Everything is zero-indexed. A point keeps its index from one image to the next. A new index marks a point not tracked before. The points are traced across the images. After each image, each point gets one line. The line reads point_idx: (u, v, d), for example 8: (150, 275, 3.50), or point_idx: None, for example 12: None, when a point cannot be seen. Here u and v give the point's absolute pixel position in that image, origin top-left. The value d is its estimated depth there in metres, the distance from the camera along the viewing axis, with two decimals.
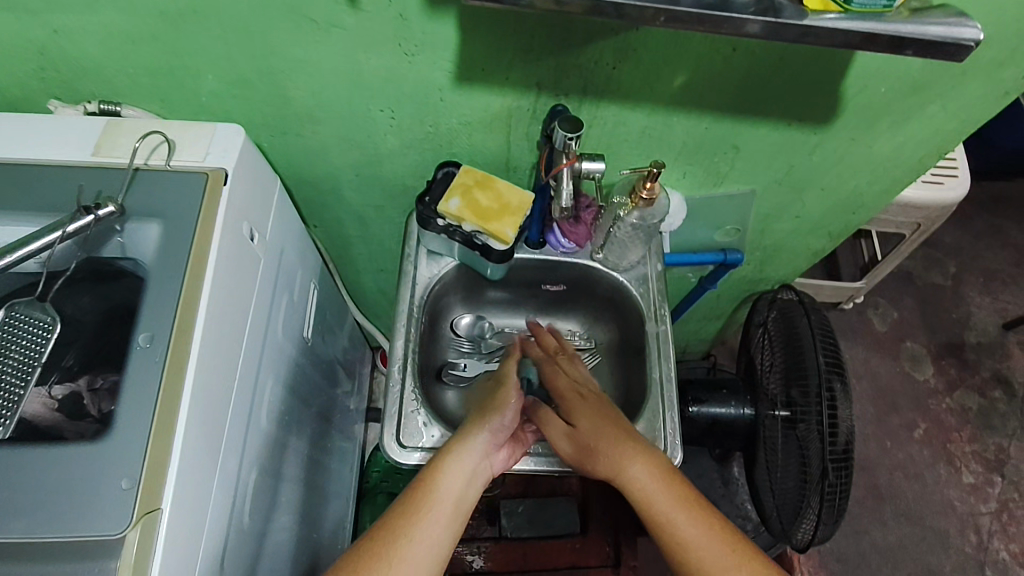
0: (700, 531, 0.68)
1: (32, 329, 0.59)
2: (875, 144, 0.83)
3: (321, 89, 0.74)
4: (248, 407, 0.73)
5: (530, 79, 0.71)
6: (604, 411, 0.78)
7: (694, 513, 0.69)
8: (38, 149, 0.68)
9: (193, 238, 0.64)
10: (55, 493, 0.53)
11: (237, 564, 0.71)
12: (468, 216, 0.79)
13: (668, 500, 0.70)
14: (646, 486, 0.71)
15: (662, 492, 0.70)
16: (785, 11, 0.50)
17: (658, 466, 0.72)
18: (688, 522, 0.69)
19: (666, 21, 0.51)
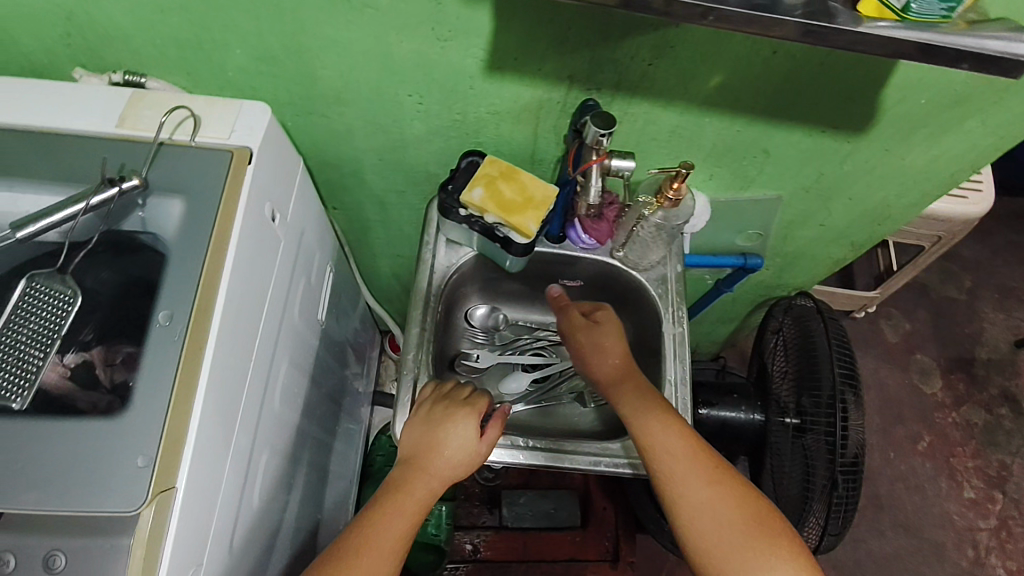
0: (684, 451, 0.73)
1: (53, 301, 0.58)
2: (908, 155, 0.81)
3: (349, 70, 0.72)
4: (263, 388, 0.73)
5: (563, 72, 0.70)
6: (616, 345, 0.84)
7: (682, 437, 0.74)
8: (62, 117, 0.67)
9: (215, 216, 0.63)
10: (71, 469, 0.53)
11: (244, 542, 0.71)
12: (492, 208, 0.78)
13: (659, 425, 0.75)
14: (637, 415, 0.77)
15: (654, 418, 0.76)
16: (838, 17, 0.49)
17: (650, 397, 0.79)
18: (677, 444, 0.74)
19: (713, 20, 0.49)
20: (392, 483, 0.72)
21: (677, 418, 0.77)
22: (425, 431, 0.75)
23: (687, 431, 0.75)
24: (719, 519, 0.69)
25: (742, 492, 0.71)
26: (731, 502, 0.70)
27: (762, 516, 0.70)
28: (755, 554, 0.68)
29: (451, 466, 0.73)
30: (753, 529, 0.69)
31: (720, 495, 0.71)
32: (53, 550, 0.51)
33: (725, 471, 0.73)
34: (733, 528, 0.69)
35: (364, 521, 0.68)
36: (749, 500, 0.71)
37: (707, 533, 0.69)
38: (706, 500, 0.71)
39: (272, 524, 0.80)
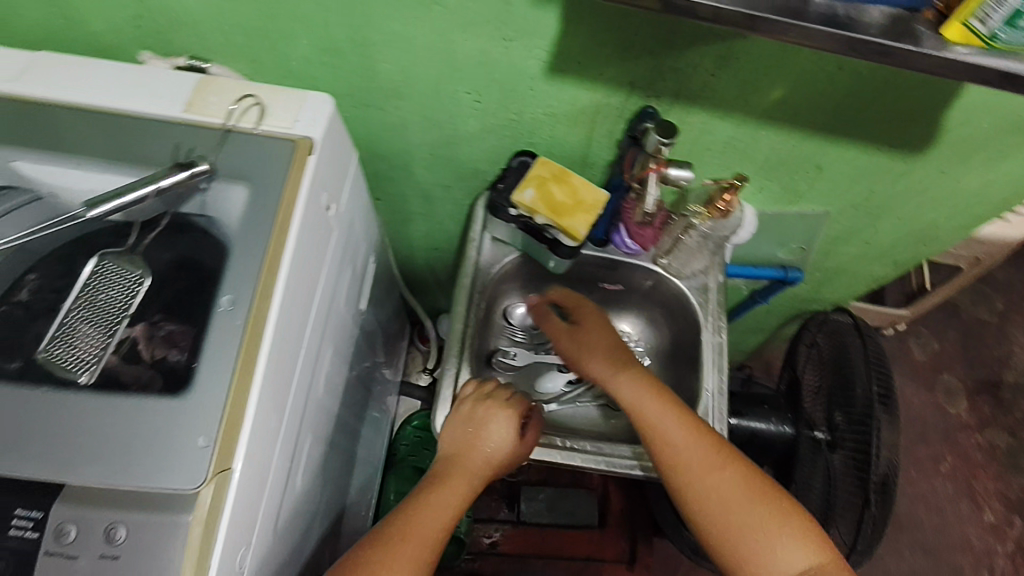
0: (685, 434, 0.73)
1: (122, 281, 0.62)
2: (963, 177, 0.80)
3: (410, 66, 0.73)
4: (310, 376, 0.74)
5: (624, 78, 0.70)
6: (608, 338, 0.86)
7: (682, 421, 0.74)
8: (130, 99, 0.68)
9: (278, 204, 0.64)
10: (133, 443, 0.55)
11: (286, 525, 0.72)
12: (542, 208, 0.79)
13: (658, 412, 0.75)
14: (636, 402, 0.77)
15: (653, 406, 0.76)
16: (924, 41, 0.48)
17: (646, 380, 0.79)
18: (677, 430, 0.74)
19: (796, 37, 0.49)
20: (434, 478, 0.74)
21: (677, 403, 0.77)
22: (463, 425, 0.78)
23: (686, 416, 0.75)
24: (725, 502, 0.69)
25: (744, 470, 0.71)
26: (738, 485, 0.70)
27: (766, 495, 0.70)
28: (766, 533, 0.68)
29: (491, 460, 0.76)
30: (761, 508, 0.69)
31: (723, 478, 0.71)
32: (114, 523, 0.53)
33: (727, 451, 0.73)
34: (739, 509, 0.69)
35: (401, 512, 0.70)
36: (752, 478, 0.71)
37: (715, 515, 0.69)
38: (711, 483, 0.70)
39: (309, 509, 0.81)
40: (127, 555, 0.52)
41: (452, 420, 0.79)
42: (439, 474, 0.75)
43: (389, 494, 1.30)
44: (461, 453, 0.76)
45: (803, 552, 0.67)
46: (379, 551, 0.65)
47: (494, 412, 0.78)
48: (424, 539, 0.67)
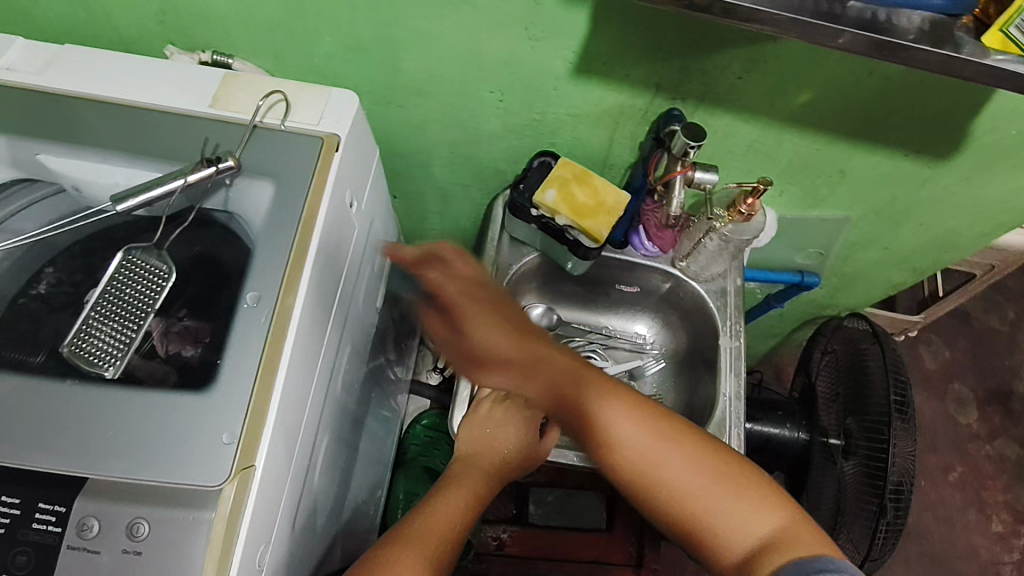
0: (622, 414, 0.65)
1: (148, 277, 0.61)
2: (986, 185, 0.80)
3: (435, 64, 0.73)
4: (329, 373, 0.74)
5: (651, 79, 0.70)
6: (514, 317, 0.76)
7: (615, 399, 0.66)
8: (156, 94, 0.68)
9: (304, 201, 0.63)
10: (157, 439, 0.54)
11: (303, 523, 0.72)
12: (564, 209, 0.79)
13: (589, 396, 0.67)
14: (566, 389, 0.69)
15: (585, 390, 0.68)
16: (965, 47, 0.48)
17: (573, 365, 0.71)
18: (612, 412, 0.65)
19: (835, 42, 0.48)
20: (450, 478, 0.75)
21: (612, 382, 0.69)
22: (482, 424, 0.80)
23: (610, 393, 0.67)
24: (670, 485, 0.62)
25: (689, 442, 0.63)
26: (692, 462, 0.62)
27: (715, 467, 0.62)
28: (721, 510, 0.60)
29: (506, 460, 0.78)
30: (711, 483, 0.61)
31: (666, 458, 0.62)
32: (138, 518, 0.53)
33: (666, 424, 0.65)
34: (683, 489, 0.61)
35: (418, 512, 0.70)
36: (696, 450, 0.63)
37: (663, 499, 0.62)
38: (653, 464, 0.62)
39: (324, 507, 0.81)
40: (150, 551, 0.52)
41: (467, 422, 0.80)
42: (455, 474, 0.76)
43: (397, 492, 1.31)
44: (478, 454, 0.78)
45: (766, 520, 0.59)
46: (393, 547, 0.65)
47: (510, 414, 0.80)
48: (438, 538, 0.67)
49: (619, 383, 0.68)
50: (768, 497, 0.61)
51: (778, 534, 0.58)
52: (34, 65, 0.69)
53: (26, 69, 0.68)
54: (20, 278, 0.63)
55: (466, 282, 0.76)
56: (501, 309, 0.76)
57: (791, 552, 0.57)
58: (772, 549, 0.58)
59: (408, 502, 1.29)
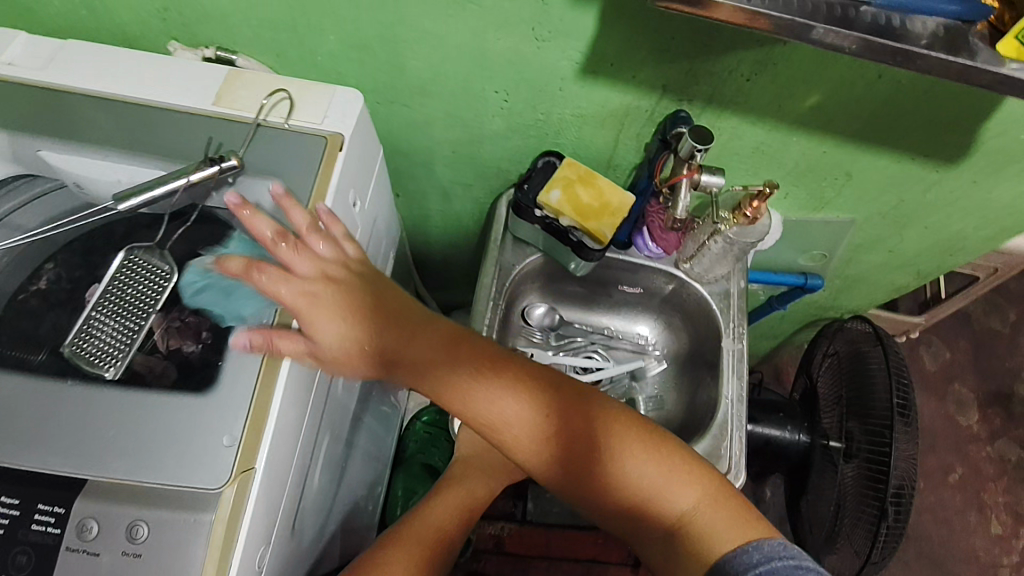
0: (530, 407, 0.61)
1: (149, 277, 0.60)
2: (993, 189, 0.79)
3: (439, 63, 0.72)
4: (330, 373, 0.73)
5: (657, 81, 0.69)
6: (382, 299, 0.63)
7: (521, 386, 0.62)
8: (158, 92, 0.67)
9: (307, 201, 0.63)
10: (158, 442, 0.54)
11: (303, 523, 0.72)
12: (568, 210, 0.78)
13: (489, 393, 0.62)
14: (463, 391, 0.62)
15: (483, 388, 0.62)
16: (979, 55, 0.48)
17: (469, 358, 0.63)
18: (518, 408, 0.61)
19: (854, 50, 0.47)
20: (445, 483, 0.76)
21: (512, 372, 0.63)
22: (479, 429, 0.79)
23: (525, 383, 0.62)
24: (590, 472, 0.61)
25: (605, 426, 0.62)
26: (612, 443, 0.61)
27: (631, 452, 0.61)
28: (644, 493, 0.60)
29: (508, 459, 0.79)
30: (629, 469, 0.60)
31: (584, 446, 0.61)
32: (136, 520, 0.52)
33: (579, 410, 0.62)
34: (599, 473, 0.60)
35: (415, 515, 0.71)
36: (614, 432, 0.62)
37: (583, 485, 0.61)
38: (569, 452, 0.61)
39: (324, 507, 0.81)
40: (149, 554, 0.52)
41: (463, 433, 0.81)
42: (450, 478, 0.77)
43: (396, 489, 1.32)
44: (474, 462, 0.79)
45: (685, 493, 0.60)
46: (387, 548, 0.66)
47: None
48: (432, 541, 0.68)
49: (528, 362, 0.64)
50: (687, 468, 0.61)
51: (696, 509, 0.59)
52: (37, 61, 0.68)
53: (28, 65, 0.68)
54: (21, 275, 0.63)
55: (310, 265, 0.60)
56: (357, 297, 0.62)
57: (706, 527, 0.57)
58: (690, 524, 0.58)
59: (407, 498, 1.29)
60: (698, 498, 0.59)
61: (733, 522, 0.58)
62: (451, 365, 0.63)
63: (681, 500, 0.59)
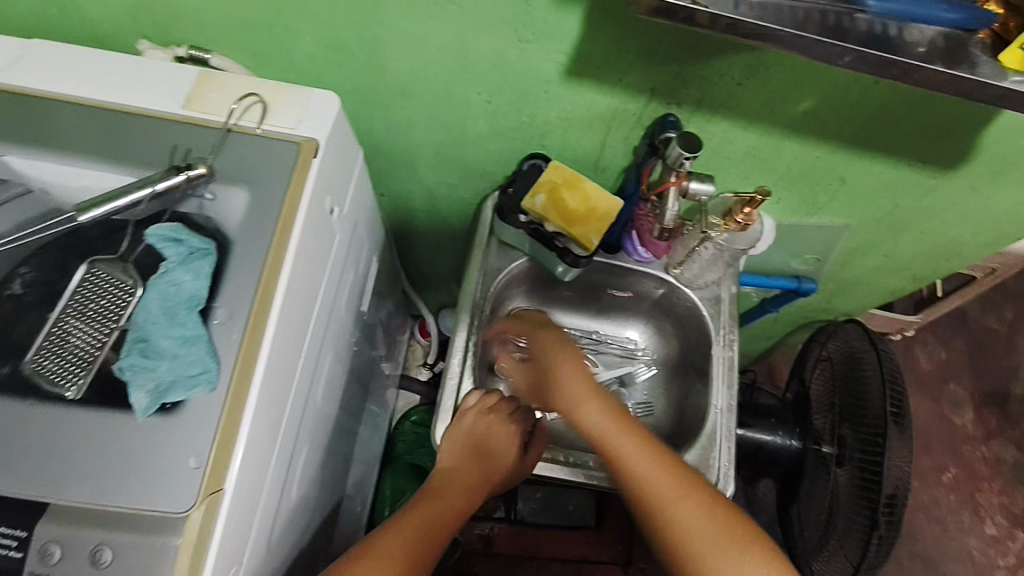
0: (646, 464, 0.70)
1: (112, 291, 0.57)
2: (992, 196, 0.77)
3: (419, 64, 0.69)
4: (308, 384, 0.72)
5: (645, 84, 0.67)
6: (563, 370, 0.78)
7: (650, 456, 0.71)
8: (125, 94, 0.65)
9: (280, 211, 0.61)
10: (122, 463, 0.52)
11: (281, 537, 0.71)
12: (554, 217, 0.76)
13: (623, 443, 0.72)
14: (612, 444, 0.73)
15: (620, 441, 0.72)
16: (981, 68, 0.46)
17: (617, 420, 0.74)
18: (642, 459, 0.71)
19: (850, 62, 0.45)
20: (425, 494, 0.75)
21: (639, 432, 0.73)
22: (462, 439, 0.78)
23: (645, 445, 0.72)
24: (687, 543, 0.66)
25: (689, 499, 0.68)
26: (701, 517, 0.67)
27: (729, 535, 0.65)
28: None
29: (486, 472, 0.79)
30: (724, 551, 0.65)
31: (687, 519, 0.67)
32: (100, 544, 0.51)
33: (687, 489, 0.69)
34: (696, 546, 0.65)
35: (393, 523, 0.70)
36: (714, 516, 0.67)
37: (678, 552, 0.66)
38: (670, 518, 0.67)
39: (304, 517, 0.80)
40: None
41: (449, 439, 0.79)
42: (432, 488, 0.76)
43: (384, 489, 1.30)
44: (453, 471, 0.78)
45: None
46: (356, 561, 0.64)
47: (490, 431, 0.80)
48: (410, 557, 0.66)
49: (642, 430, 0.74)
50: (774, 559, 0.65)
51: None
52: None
53: None
54: None
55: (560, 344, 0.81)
56: (562, 367, 0.79)
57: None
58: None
59: (395, 498, 1.28)
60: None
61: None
62: (613, 432, 0.74)
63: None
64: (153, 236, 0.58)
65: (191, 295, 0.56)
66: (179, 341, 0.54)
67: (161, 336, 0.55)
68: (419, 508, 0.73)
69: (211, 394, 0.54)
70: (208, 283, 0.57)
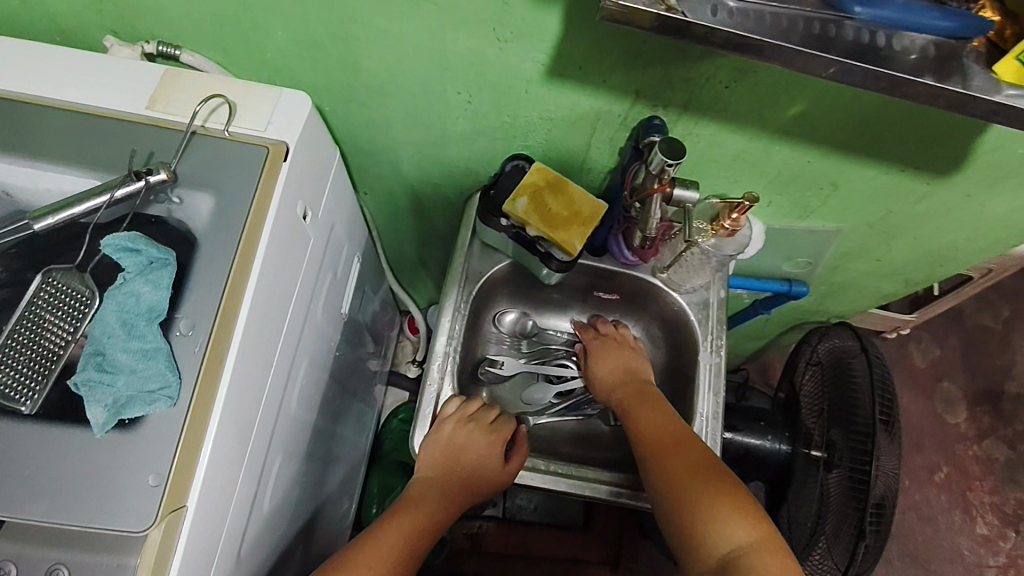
0: (655, 426, 0.75)
1: (68, 303, 0.54)
2: (988, 202, 0.75)
3: (396, 62, 0.67)
4: (281, 392, 0.70)
5: (629, 85, 0.64)
6: (612, 360, 0.86)
7: (664, 419, 0.75)
8: (89, 95, 0.62)
9: (246, 217, 0.59)
10: (77, 481, 0.50)
11: (252, 547, 0.69)
12: (536, 220, 0.74)
13: (641, 413, 0.77)
14: (632, 412, 0.78)
15: (638, 411, 0.78)
16: (975, 80, 0.44)
17: (645, 396, 0.80)
18: (650, 424, 0.75)
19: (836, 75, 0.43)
20: (403, 505, 0.74)
21: (663, 407, 0.78)
22: (438, 449, 0.76)
23: (662, 415, 0.76)
24: (676, 485, 0.67)
25: (685, 458, 0.70)
26: (690, 473, 0.68)
27: (715, 483, 0.66)
28: (712, 516, 0.64)
29: (465, 483, 0.78)
30: (709, 495, 0.65)
31: (682, 465, 0.69)
32: (57, 563, 0.49)
33: (689, 445, 0.71)
34: (683, 487, 0.67)
35: (367, 537, 0.69)
36: (706, 468, 0.68)
37: (666, 494, 0.68)
38: (666, 464, 0.70)
39: (280, 524, 0.79)
40: None
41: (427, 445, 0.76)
42: (410, 498, 0.75)
43: (372, 487, 1.30)
44: (432, 477, 0.76)
45: (745, 532, 0.62)
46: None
47: (471, 434, 0.78)
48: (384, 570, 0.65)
49: (669, 410, 0.77)
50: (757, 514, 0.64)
51: (753, 547, 0.61)
52: None
53: None
54: None
55: (619, 346, 0.88)
56: (628, 363, 0.85)
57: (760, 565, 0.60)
58: (741, 558, 0.61)
59: (381, 496, 1.27)
60: (761, 540, 0.62)
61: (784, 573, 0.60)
62: (636, 403, 0.79)
63: (741, 535, 0.62)
64: (108, 247, 0.54)
65: (151, 307, 0.53)
66: (137, 355, 0.52)
67: (119, 349, 0.52)
68: (395, 518, 0.71)
69: (171, 409, 0.53)
70: (169, 294, 0.55)
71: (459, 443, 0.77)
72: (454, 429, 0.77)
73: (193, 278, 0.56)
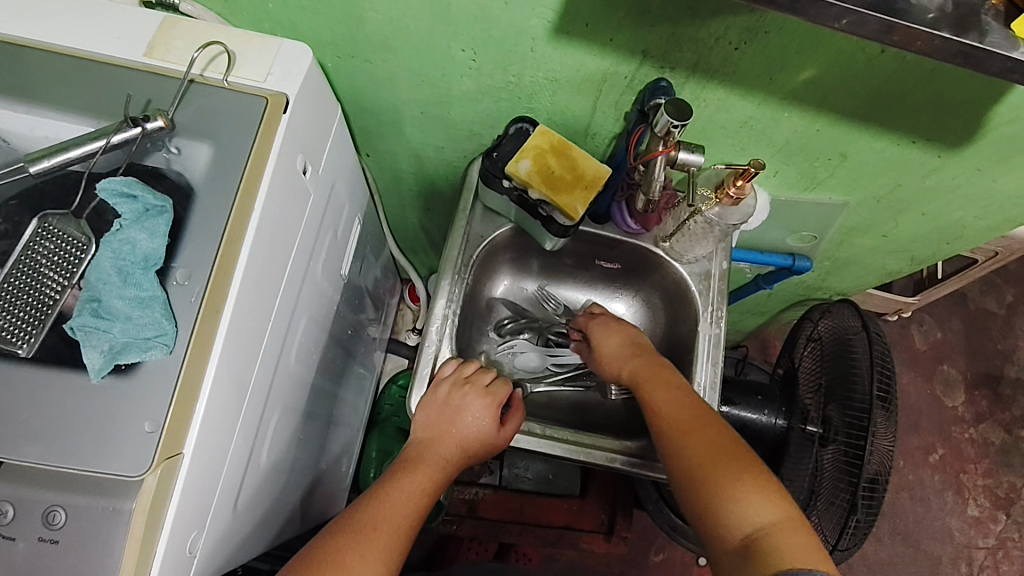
0: (667, 403, 0.73)
1: (65, 247, 0.53)
2: (1000, 176, 0.74)
3: (400, 16, 0.65)
4: (279, 348, 0.70)
5: (637, 45, 0.62)
6: (617, 337, 0.84)
7: (678, 395, 0.73)
8: (84, 41, 0.61)
9: (244, 167, 0.58)
10: (73, 427, 0.50)
11: (250, 498, 0.70)
12: (537, 182, 0.73)
13: (652, 388, 0.75)
14: (642, 388, 0.76)
15: (649, 387, 0.76)
16: (991, 36, 0.44)
17: (656, 370, 0.78)
18: (663, 402, 0.73)
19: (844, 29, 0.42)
20: (406, 464, 0.74)
21: (675, 381, 0.76)
22: (436, 411, 0.76)
23: (676, 390, 0.74)
24: (693, 464, 0.66)
25: (699, 436, 0.68)
26: (706, 451, 0.66)
27: (732, 462, 0.64)
28: (730, 493, 0.62)
29: (464, 446, 0.77)
30: (727, 473, 0.63)
31: (700, 443, 0.67)
32: (54, 505, 0.49)
33: (705, 423, 0.69)
34: (699, 469, 0.65)
35: (368, 500, 0.69)
36: (724, 447, 0.66)
37: (683, 472, 0.66)
38: (685, 444, 0.68)
39: (279, 478, 0.80)
40: (67, 540, 0.49)
41: (422, 410, 0.77)
42: (410, 459, 0.75)
43: (369, 451, 1.31)
44: (430, 441, 0.76)
45: (766, 511, 0.60)
46: (341, 536, 0.64)
47: (466, 395, 0.77)
48: (395, 528, 0.66)
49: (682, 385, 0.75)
50: (779, 492, 0.61)
51: (772, 526, 0.59)
52: None
53: None
54: None
55: (621, 323, 0.87)
56: (636, 338, 0.84)
57: (780, 545, 0.57)
58: (761, 538, 0.58)
59: (380, 459, 1.29)
60: (783, 519, 0.59)
61: (806, 552, 0.56)
62: (649, 378, 0.77)
63: (760, 514, 0.59)
64: (105, 190, 0.54)
65: (146, 256, 0.53)
66: (133, 303, 0.52)
67: (115, 296, 0.52)
68: (398, 476, 0.72)
69: (168, 356, 0.53)
70: (165, 243, 0.55)
71: (454, 407, 0.76)
72: (446, 391, 0.77)
73: (190, 226, 0.56)
